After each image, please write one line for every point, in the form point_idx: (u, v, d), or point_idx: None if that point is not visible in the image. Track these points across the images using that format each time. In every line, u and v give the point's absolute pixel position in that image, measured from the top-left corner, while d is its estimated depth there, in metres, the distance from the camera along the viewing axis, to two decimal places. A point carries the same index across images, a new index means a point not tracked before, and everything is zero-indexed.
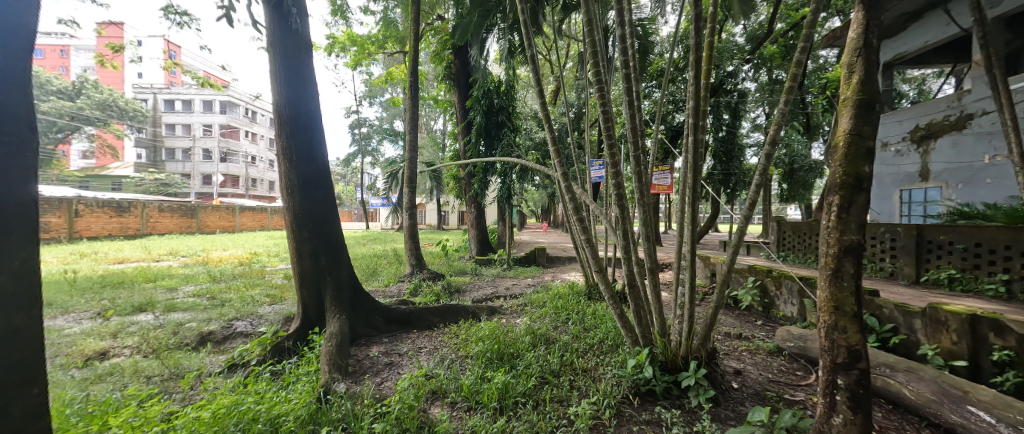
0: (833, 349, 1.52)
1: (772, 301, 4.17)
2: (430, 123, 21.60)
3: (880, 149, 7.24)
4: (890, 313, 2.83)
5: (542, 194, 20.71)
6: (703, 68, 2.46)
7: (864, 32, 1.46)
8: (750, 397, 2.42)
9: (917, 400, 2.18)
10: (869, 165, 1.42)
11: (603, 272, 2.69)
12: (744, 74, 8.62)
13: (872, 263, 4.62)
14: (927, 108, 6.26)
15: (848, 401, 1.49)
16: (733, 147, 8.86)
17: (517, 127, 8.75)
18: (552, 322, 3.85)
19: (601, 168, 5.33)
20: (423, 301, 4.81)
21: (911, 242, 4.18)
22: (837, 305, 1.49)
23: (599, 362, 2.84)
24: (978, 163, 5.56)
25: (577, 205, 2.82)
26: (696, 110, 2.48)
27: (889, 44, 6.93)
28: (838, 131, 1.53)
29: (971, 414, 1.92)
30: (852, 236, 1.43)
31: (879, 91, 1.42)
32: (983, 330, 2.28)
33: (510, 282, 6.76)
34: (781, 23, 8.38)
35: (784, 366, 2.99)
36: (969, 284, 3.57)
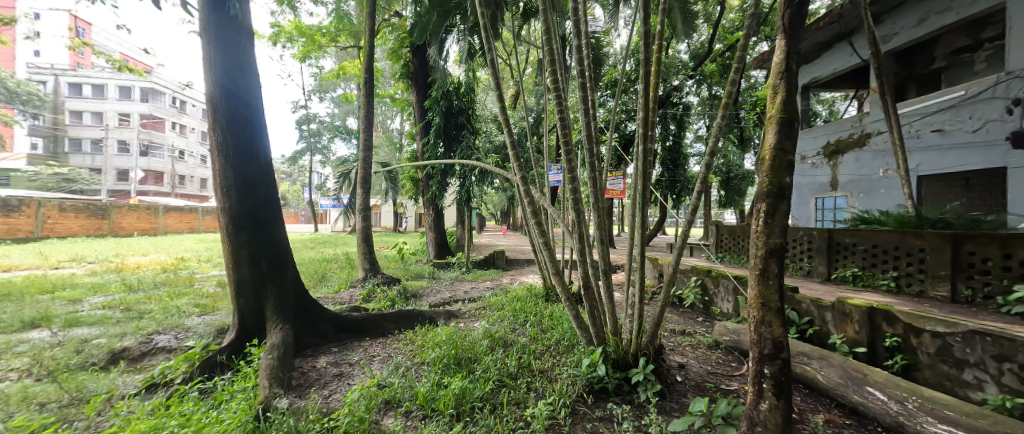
0: (760, 342, 1.69)
1: (711, 298, 4.54)
2: (386, 121, 20.89)
3: (799, 161, 8.17)
4: (807, 307, 3.21)
5: (501, 197, 20.81)
6: (652, 81, 2.66)
7: (786, 59, 1.65)
8: (692, 389, 2.60)
9: (828, 384, 2.48)
10: (789, 176, 1.61)
11: (560, 274, 2.77)
12: (688, 89, 9.33)
13: (794, 262, 5.19)
14: (836, 128, 7.18)
15: (772, 388, 1.66)
16: (678, 156, 9.54)
17: (476, 129, 8.72)
18: (510, 324, 3.87)
19: (558, 173, 5.49)
20: (376, 307, 4.61)
21: (824, 244, 4.75)
22: (764, 302, 1.65)
23: (556, 363, 2.90)
24: (875, 176, 6.42)
25: (535, 208, 2.88)
26: (645, 121, 2.65)
27: (807, 69, 7.88)
28: (765, 145, 1.71)
29: (869, 394, 2.23)
30: (776, 239, 1.61)
31: (798, 111, 1.61)
32: (878, 320, 2.65)
33: (468, 285, 6.69)
34: (719, 44, 9.18)
35: (721, 358, 3.26)
36: (868, 280, 4.13)
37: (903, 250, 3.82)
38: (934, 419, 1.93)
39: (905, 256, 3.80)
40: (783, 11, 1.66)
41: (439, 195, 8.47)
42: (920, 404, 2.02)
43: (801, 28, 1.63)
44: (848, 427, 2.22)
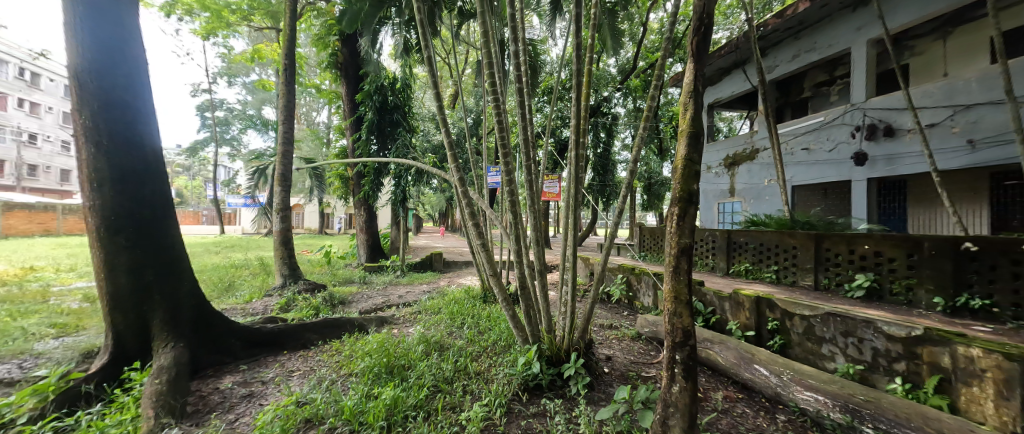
0: (673, 331, 1.89)
1: (635, 294, 4.95)
2: (310, 113, 19.15)
3: (705, 170, 9.33)
4: (710, 299, 3.67)
5: (439, 198, 20.39)
6: (584, 91, 2.82)
7: (694, 80, 1.87)
8: (617, 379, 2.81)
9: (726, 364, 2.87)
10: (696, 183, 1.83)
11: (497, 275, 2.80)
12: (616, 101, 10.09)
13: (701, 259, 5.91)
14: (734, 143, 8.34)
15: (682, 372, 1.86)
16: (608, 162, 10.25)
17: (413, 127, 8.42)
18: (446, 328, 3.80)
19: (497, 175, 5.54)
20: (297, 317, 4.19)
21: (724, 243, 5.48)
22: (676, 295, 1.85)
23: (492, 363, 2.92)
24: (762, 184, 7.59)
25: (473, 210, 2.87)
26: (578, 128, 2.80)
27: (711, 90, 8.99)
28: (678, 156, 1.92)
29: (756, 370, 2.63)
30: (685, 239, 1.82)
31: (703, 126, 1.83)
32: (763, 307, 3.13)
33: (403, 289, 6.42)
34: (642, 62, 10.08)
35: (642, 348, 3.57)
36: (757, 273, 4.87)
37: (781, 248, 4.57)
38: (801, 387, 2.34)
39: (782, 252, 4.56)
40: (692, 37, 1.88)
41: (373, 195, 8.01)
42: (790, 375, 2.44)
43: (707, 54, 1.87)
44: (740, 400, 2.59)
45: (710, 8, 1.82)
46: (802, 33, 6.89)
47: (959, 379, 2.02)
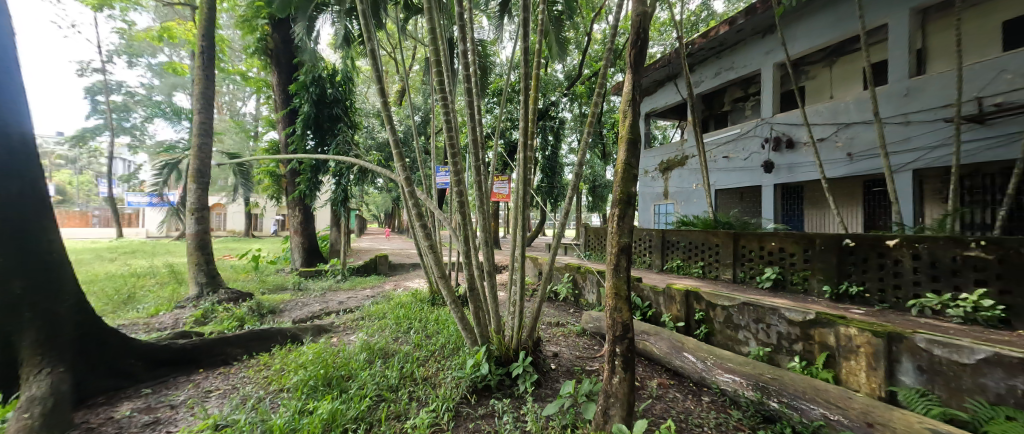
0: (614, 326, 2.00)
1: (580, 291, 5.16)
2: (235, 103, 17.23)
3: (643, 174, 10.03)
4: (647, 294, 3.96)
5: (385, 198, 19.51)
6: (532, 94, 2.89)
7: (633, 90, 2.00)
8: (563, 374, 2.91)
9: (661, 353, 3.12)
10: (634, 186, 1.97)
11: (445, 277, 2.75)
12: (563, 105, 10.47)
13: (639, 257, 6.34)
14: (667, 150, 9.07)
15: (621, 363, 1.98)
16: (555, 165, 10.58)
17: (355, 123, 7.96)
18: (392, 334, 3.64)
19: (446, 175, 5.44)
20: (217, 330, 3.74)
21: (659, 241, 5.95)
22: (617, 292, 1.97)
23: (440, 368, 2.86)
24: (690, 188, 8.35)
25: (420, 210, 2.78)
26: (526, 131, 2.86)
27: (647, 100, 9.68)
28: (619, 160, 2.05)
29: (686, 358, 2.89)
30: (625, 239, 1.95)
31: (640, 133, 1.97)
32: (691, 299, 3.45)
33: (344, 295, 6.02)
34: (587, 70, 10.57)
35: (587, 343, 3.74)
36: (686, 269, 5.34)
37: (706, 245, 5.07)
38: (722, 370, 2.62)
39: (708, 250, 5.06)
40: (630, 49, 2.01)
41: (309, 194, 7.42)
42: (713, 360, 2.72)
43: (643, 65, 2.01)
44: (672, 386, 2.84)
45: (645, 25, 1.97)
46: (723, 54, 7.73)
47: (841, 354, 2.39)
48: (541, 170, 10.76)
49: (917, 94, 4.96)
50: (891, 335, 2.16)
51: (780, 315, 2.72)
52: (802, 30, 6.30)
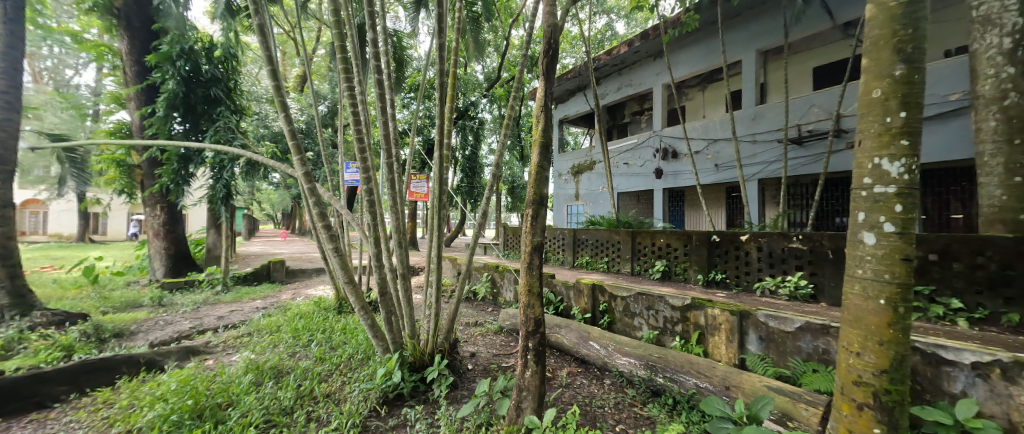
0: (527, 322, 2.08)
1: (498, 290, 5.25)
2: (63, 71, 13.38)
3: (557, 177, 10.66)
4: (559, 289, 4.23)
5: (282, 196, 17.23)
6: (449, 93, 2.85)
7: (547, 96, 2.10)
8: (480, 373, 2.93)
9: (571, 344, 3.36)
10: (546, 187, 2.07)
11: (353, 282, 2.54)
12: (483, 107, 10.55)
13: (554, 254, 6.73)
14: (578, 155, 9.81)
15: (534, 356, 2.06)
16: (475, 165, 10.60)
17: (242, 108, 6.84)
18: (286, 349, 3.21)
19: (355, 173, 5.03)
20: (28, 364, 2.84)
21: (570, 240, 6.39)
22: (530, 288, 2.06)
23: (346, 381, 2.63)
24: (598, 190, 9.16)
25: (322, 209, 2.51)
26: (441, 129, 2.80)
27: (560, 107, 10.32)
28: (533, 163, 2.14)
29: (592, 346, 3.17)
30: (537, 237, 2.04)
31: (551, 138, 2.10)
32: (597, 292, 3.79)
33: (225, 308, 5.12)
34: (506, 73, 10.82)
35: (503, 340, 3.83)
36: (593, 264, 5.85)
37: (610, 242, 5.62)
38: (621, 354, 2.94)
39: (611, 246, 5.61)
40: (543, 58, 2.11)
41: (176, 190, 6.13)
42: (613, 346, 3.03)
43: (554, 73, 2.13)
44: (580, 373, 3.08)
45: (556, 37, 2.10)
46: (623, 71, 8.65)
47: (708, 331, 2.86)
48: (460, 169, 10.66)
49: (761, 119, 6.26)
50: (743, 312, 2.67)
51: (666, 301, 3.15)
52: (683, 57, 7.40)
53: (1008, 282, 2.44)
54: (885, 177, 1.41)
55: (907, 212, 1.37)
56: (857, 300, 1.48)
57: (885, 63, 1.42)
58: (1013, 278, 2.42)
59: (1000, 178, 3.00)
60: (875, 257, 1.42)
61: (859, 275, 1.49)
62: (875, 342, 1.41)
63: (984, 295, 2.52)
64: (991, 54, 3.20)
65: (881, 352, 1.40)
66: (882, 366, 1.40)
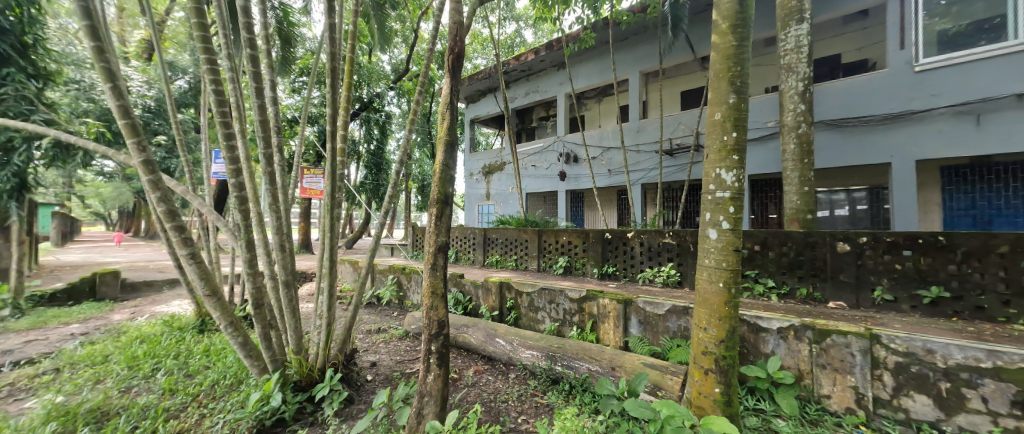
0: (429, 324, 2.01)
1: (404, 293, 5.01)
2: None
3: (468, 176, 10.65)
4: (468, 288, 4.23)
5: (119, 189, 13.57)
6: (345, 80, 2.59)
7: (452, 93, 2.07)
8: (380, 383, 2.75)
9: (478, 342, 3.40)
10: (451, 187, 2.04)
11: (218, 294, 2.12)
12: (389, 99, 9.92)
13: (464, 254, 6.71)
14: (488, 155, 9.96)
15: (436, 360, 2.01)
16: (381, 161, 9.95)
17: (48, 71, 5.15)
18: (118, 384, 2.53)
19: (224, 163, 4.23)
20: None
21: (480, 239, 6.44)
22: (433, 290, 2.00)
23: (206, 414, 2.18)
24: (508, 190, 9.45)
25: (172, 207, 2.03)
26: (335, 119, 2.54)
27: (471, 107, 10.35)
28: (437, 161, 2.08)
29: (499, 343, 3.25)
30: (442, 238, 1.99)
31: (456, 137, 2.08)
32: (504, 290, 3.90)
33: (19, 339, 3.81)
34: (414, 67, 10.37)
35: (408, 345, 3.66)
36: (503, 262, 6.01)
37: (518, 241, 5.85)
38: (524, 348, 3.08)
39: (519, 244, 5.83)
40: (448, 54, 2.06)
41: None
42: (518, 341, 3.16)
43: (459, 71, 2.09)
44: (485, 370, 3.13)
45: (461, 35, 2.07)
46: (531, 77, 9.06)
47: (600, 319, 3.19)
48: (364, 165, 9.93)
49: (644, 131, 7.22)
50: (627, 300, 3.03)
51: (566, 294, 3.40)
52: (582, 70, 8.08)
53: (799, 264, 3.27)
54: (724, 184, 1.75)
55: (737, 214, 1.73)
56: (706, 285, 1.80)
57: (723, 93, 1.77)
58: (802, 261, 3.26)
59: (795, 187, 4.04)
60: (717, 249, 1.75)
61: (706, 264, 1.81)
62: (716, 318, 1.75)
63: (786, 275, 3.33)
64: (792, 93, 4.23)
65: (720, 326, 1.74)
66: (721, 337, 1.74)
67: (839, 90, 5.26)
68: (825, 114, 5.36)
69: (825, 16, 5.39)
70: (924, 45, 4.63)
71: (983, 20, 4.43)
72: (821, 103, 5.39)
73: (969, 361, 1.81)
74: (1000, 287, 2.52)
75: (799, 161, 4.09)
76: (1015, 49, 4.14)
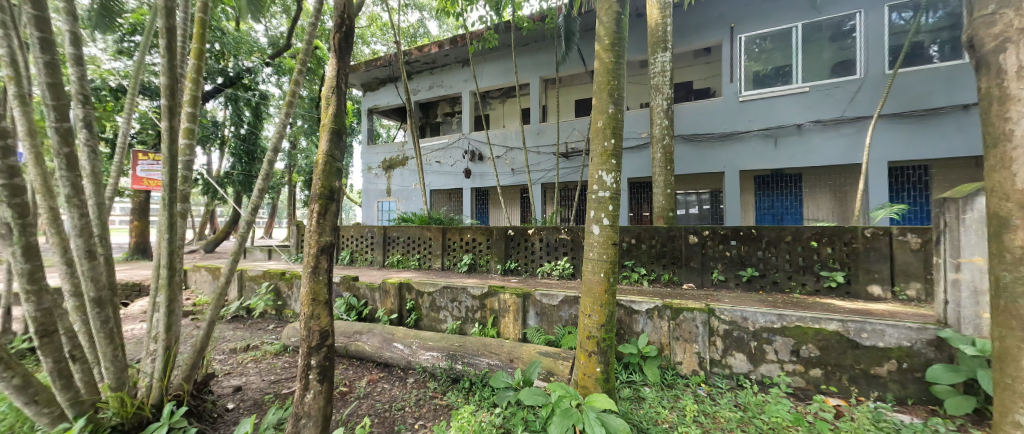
0: (309, 336, 1.76)
1: (283, 302, 4.35)
2: None
3: (365, 171, 9.81)
4: (363, 292, 3.89)
5: None
6: (192, 46, 2.09)
7: (337, 76, 1.83)
8: (245, 412, 2.33)
9: (373, 349, 3.16)
10: (337, 180, 1.82)
11: None
12: (264, 77, 8.48)
13: (362, 255, 6.16)
14: (389, 148, 9.36)
15: (317, 375, 1.78)
16: (255, 148, 8.52)
17: None
18: None
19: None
20: None
21: (380, 238, 5.99)
22: (314, 296, 1.76)
23: None
24: (411, 187, 9.02)
25: None
26: (173, 90, 2.01)
27: (369, 96, 9.57)
28: (319, 151, 1.82)
29: (396, 348, 3.07)
30: (326, 237, 1.76)
31: (344, 125, 1.86)
32: (403, 291, 3.70)
33: None
34: (298, 43, 9.07)
35: (285, 362, 3.19)
36: (405, 262, 5.70)
37: (421, 239, 5.62)
38: (424, 350, 2.97)
39: (422, 243, 5.62)
40: (333, 32, 1.83)
41: None
42: (417, 343, 3.03)
43: (347, 54, 1.88)
44: (381, 378, 2.92)
45: (350, 12, 1.86)
46: (435, 71, 8.80)
47: (500, 313, 3.27)
48: (230, 152, 8.31)
49: (544, 134, 7.68)
50: (525, 294, 3.18)
51: (467, 291, 3.40)
52: (486, 69, 8.17)
53: (663, 254, 3.89)
54: (604, 185, 1.95)
55: (615, 211, 1.95)
56: (590, 276, 1.99)
57: (604, 102, 1.97)
58: (665, 251, 3.89)
59: (661, 190, 4.80)
60: (599, 242, 1.93)
61: (590, 256, 1.99)
62: (598, 305, 1.95)
63: (654, 263, 3.92)
64: (660, 110, 4.99)
65: (601, 312, 1.94)
66: (601, 321, 1.94)
67: (692, 110, 6.40)
68: (683, 129, 6.47)
69: (682, 47, 6.51)
70: (745, 81, 5.99)
71: (780, 66, 5.81)
72: (680, 119, 6.49)
73: (768, 323, 2.37)
74: (786, 266, 3.39)
75: (665, 168, 4.86)
76: (797, 90, 5.65)
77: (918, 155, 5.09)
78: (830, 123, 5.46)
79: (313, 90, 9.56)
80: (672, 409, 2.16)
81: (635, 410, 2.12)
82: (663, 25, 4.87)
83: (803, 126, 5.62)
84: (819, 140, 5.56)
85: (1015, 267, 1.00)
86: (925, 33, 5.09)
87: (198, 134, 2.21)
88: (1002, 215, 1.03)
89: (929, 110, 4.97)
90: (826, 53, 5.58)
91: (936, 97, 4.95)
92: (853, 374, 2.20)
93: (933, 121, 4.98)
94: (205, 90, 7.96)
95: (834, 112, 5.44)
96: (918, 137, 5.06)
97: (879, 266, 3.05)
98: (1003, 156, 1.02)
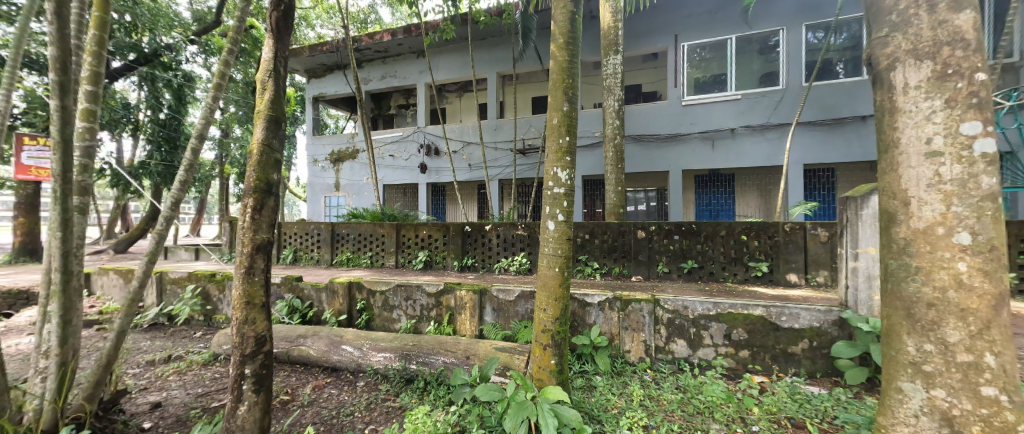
0: (243, 343, 1.60)
1: (214, 307, 3.94)
2: None
3: (311, 163, 9.13)
4: (308, 293, 3.63)
5: None
6: (92, 14, 1.80)
7: (273, 59, 1.67)
8: (166, 430, 2.07)
9: (319, 354, 2.97)
10: (276, 173, 1.67)
11: None
12: (187, 56, 7.53)
13: (307, 253, 5.74)
14: (337, 140, 8.80)
15: (253, 385, 1.62)
16: (175, 134, 7.58)
17: None
18: None
19: None
20: None
21: (327, 235, 5.61)
22: (249, 299, 1.60)
23: None
24: (362, 181, 8.59)
25: None
26: (63, 64, 1.69)
27: (314, 83, 8.90)
28: (253, 140, 1.64)
29: (345, 351, 2.92)
30: (263, 234, 1.61)
31: (284, 113, 1.71)
32: (353, 290, 3.52)
33: None
34: (230, 21, 8.20)
35: (214, 373, 2.87)
36: (356, 260, 5.42)
37: (373, 236, 5.37)
38: (376, 351, 2.85)
39: (374, 240, 5.37)
40: (270, 10, 1.66)
41: None
42: (368, 345, 2.91)
43: (286, 35, 1.73)
44: (328, 384, 2.74)
45: None
46: (388, 60, 8.41)
47: (457, 310, 3.22)
48: (147, 139, 7.35)
49: (501, 130, 7.68)
50: (481, 290, 3.16)
51: (422, 289, 3.31)
52: (442, 62, 7.98)
53: (614, 249, 4.08)
54: (559, 181, 1.99)
55: (569, 208, 2.00)
56: (545, 270, 2.01)
57: (557, 100, 2.01)
58: (616, 246, 4.08)
59: (613, 187, 5.02)
60: (554, 238, 1.96)
61: (545, 252, 2.01)
62: (552, 299, 1.99)
63: (606, 257, 4.10)
64: (612, 110, 5.20)
65: (556, 305, 1.98)
66: (556, 314, 1.99)
67: (641, 111, 6.74)
68: (632, 129, 6.81)
69: (632, 51, 6.82)
70: (687, 86, 6.42)
71: (716, 74, 6.30)
72: (630, 120, 6.82)
73: (705, 310, 2.58)
74: (721, 258, 3.70)
75: (616, 167, 5.08)
76: (731, 97, 6.17)
77: (827, 158, 5.82)
78: (758, 128, 6.04)
79: (248, 73, 8.68)
80: (620, 395, 2.27)
81: (588, 399, 2.20)
82: (615, 29, 5.05)
83: (736, 131, 6.16)
84: (748, 143, 6.14)
85: (899, 256, 1.17)
86: (834, 51, 5.79)
87: (99, 116, 1.91)
88: (890, 211, 1.19)
89: (836, 120, 5.69)
90: (755, 65, 6.15)
91: (842, 108, 5.67)
92: (774, 353, 2.46)
93: (839, 129, 5.71)
94: (114, 67, 6.90)
95: (761, 118, 6.02)
96: (828, 143, 5.78)
97: (795, 257, 3.44)
98: (892, 160, 1.19)
